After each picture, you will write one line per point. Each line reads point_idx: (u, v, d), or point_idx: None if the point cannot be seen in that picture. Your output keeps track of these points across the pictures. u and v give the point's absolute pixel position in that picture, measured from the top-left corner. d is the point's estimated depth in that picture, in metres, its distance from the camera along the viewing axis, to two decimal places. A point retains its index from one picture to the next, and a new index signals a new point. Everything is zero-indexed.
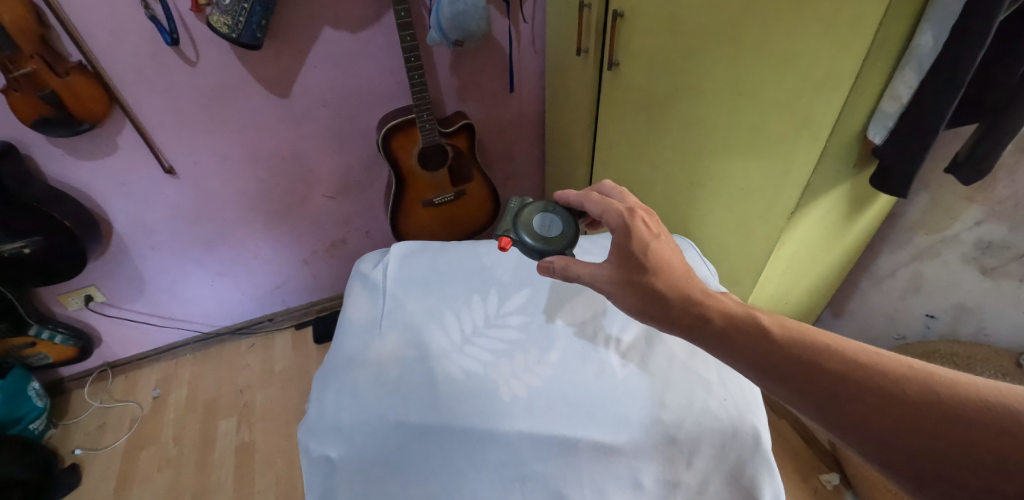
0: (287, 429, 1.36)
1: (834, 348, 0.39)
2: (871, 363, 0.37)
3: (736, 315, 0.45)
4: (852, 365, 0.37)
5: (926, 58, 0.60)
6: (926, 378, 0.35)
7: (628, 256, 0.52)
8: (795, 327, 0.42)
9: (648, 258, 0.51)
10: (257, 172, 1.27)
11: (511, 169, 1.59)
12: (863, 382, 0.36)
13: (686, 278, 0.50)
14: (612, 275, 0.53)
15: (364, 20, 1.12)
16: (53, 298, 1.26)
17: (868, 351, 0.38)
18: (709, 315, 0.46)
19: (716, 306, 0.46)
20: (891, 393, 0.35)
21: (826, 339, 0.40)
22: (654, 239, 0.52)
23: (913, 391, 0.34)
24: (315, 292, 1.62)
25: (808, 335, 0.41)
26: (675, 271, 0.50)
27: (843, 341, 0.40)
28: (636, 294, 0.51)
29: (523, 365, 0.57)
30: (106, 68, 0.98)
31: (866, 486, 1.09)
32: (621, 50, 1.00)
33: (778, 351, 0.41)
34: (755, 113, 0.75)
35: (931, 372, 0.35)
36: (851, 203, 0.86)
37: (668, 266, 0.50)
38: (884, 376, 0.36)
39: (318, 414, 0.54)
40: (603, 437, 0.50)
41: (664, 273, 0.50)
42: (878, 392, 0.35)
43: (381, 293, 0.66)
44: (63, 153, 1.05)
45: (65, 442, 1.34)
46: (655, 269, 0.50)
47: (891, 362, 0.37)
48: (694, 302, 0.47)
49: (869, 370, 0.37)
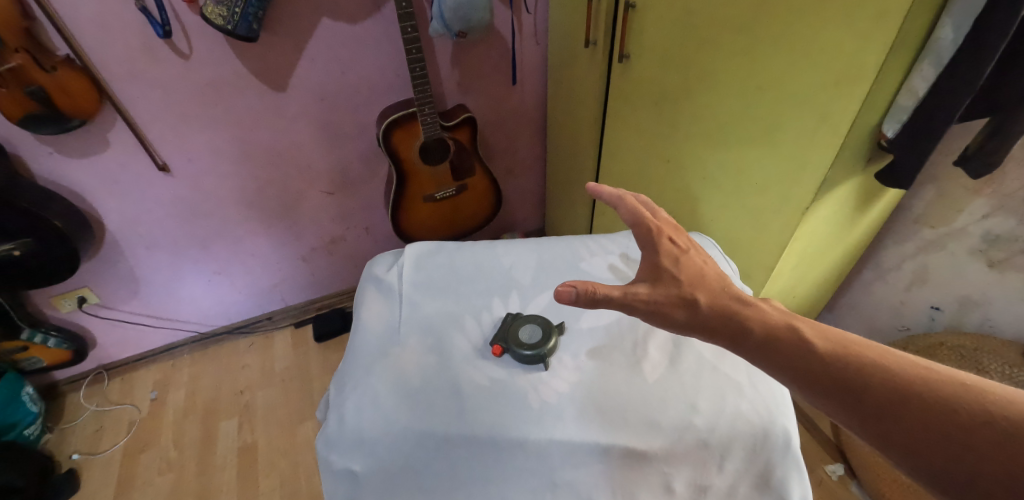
0: (290, 429, 1.34)
1: (885, 361, 0.36)
2: (916, 378, 0.34)
3: (774, 324, 0.42)
4: (898, 383, 0.34)
5: (946, 51, 0.59)
6: (978, 395, 0.32)
7: (659, 271, 0.50)
8: (838, 338, 0.39)
9: (677, 274, 0.49)
10: (253, 168, 1.23)
11: (512, 161, 1.57)
12: (909, 400, 0.33)
13: (721, 289, 0.47)
14: (651, 294, 0.48)
15: (364, 12, 1.09)
16: (45, 300, 1.23)
17: (918, 365, 0.35)
18: (746, 325, 0.42)
19: (755, 313, 0.43)
20: (941, 413, 0.32)
21: (872, 352, 0.37)
22: (682, 254, 0.51)
23: (964, 410, 0.31)
24: (313, 290, 1.60)
25: (855, 347, 0.38)
26: (709, 282, 0.48)
27: (888, 353, 0.37)
28: (670, 313, 0.47)
29: (550, 369, 0.56)
30: (95, 62, 0.94)
31: (870, 477, 1.10)
32: (631, 41, 0.98)
33: (820, 363, 0.38)
34: (770, 106, 0.74)
35: (985, 390, 0.32)
36: (863, 196, 0.85)
37: (700, 276, 0.48)
38: (932, 393, 0.33)
39: (338, 424, 0.52)
40: (635, 443, 0.50)
41: (696, 283, 0.48)
42: (925, 408, 0.33)
43: (396, 296, 0.64)
44: (52, 150, 1.01)
45: (62, 446, 1.31)
46: (691, 284, 0.48)
47: (938, 378, 0.34)
48: (724, 310, 0.44)
49: (916, 385, 0.34)
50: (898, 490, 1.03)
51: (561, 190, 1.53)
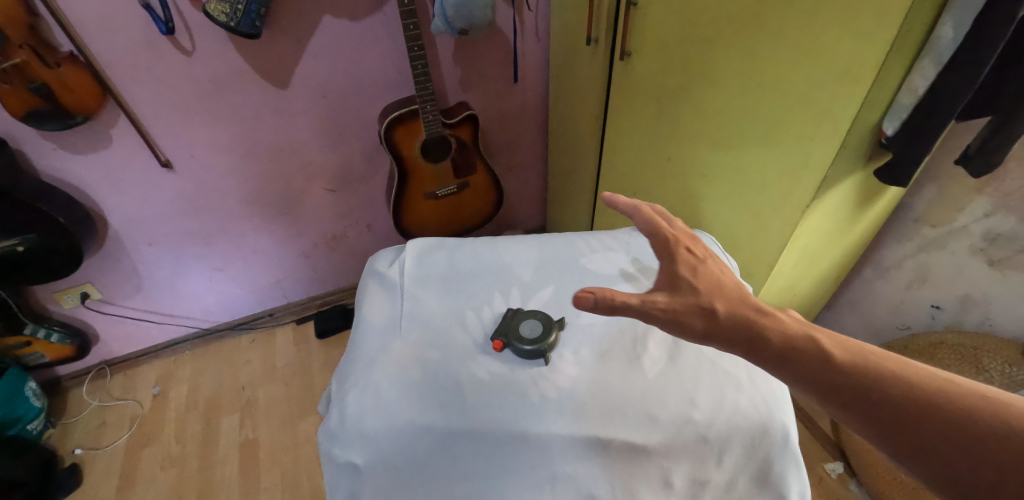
0: (292, 425, 1.34)
1: (916, 379, 0.34)
2: (940, 390, 0.33)
3: (791, 332, 0.40)
4: (920, 393, 0.33)
5: (946, 50, 0.59)
6: (1005, 408, 0.31)
7: (676, 279, 0.49)
8: (858, 348, 0.38)
9: (694, 282, 0.48)
10: (255, 165, 1.24)
11: (513, 159, 1.57)
12: (932, 412, 0.32)
13: (738, 297, 0.46)
14: (668, 302, 0.47)
15: (366, 9, 1.09)
16: (48, 295, 1.24)
17: (942, 377, 0.34)
18: (764, 332, 0.41)
19: (772, 321, 0.42)
20: (967, 425, 0.31)
21: (893, 363, 0.36)
22: (700, 263, 0.50)
23: (990, 424, 0.30)
24: (315, 286, 1.60)
25: (876, 358, 0.37)
26: (726, 290, 0.46)
27: (909, 365, 0.36)
28: (685, 319, 0.45)
29: (550, 364, 0.56)
30: (98, 58, 0.94)
31: (870, 477, 1.10)
32: (633, 39, 0.98)
33: (839, 371, 0.37)
34: (772, 103, 0.74)
35: (1012, 404, 0.31)
36: (864, 195, 0.85)
37: (717, 285, 0.47)
38: (957, 406, 0.32)
39: (339, 418, 0.53)
40: (635, 437, 0.50)
41: (712, 290, 0.47)
42: (949, 420, 0.31)
43: (397, 291, 0.65)
44: (55, 146, 1.01)
45: (65, 441, 1.31)
46: (708, 291, 0.47)
47: (962, 391, 0.33)
48: (741, 320, 0.43)
49: (939, 396, 0.33)
50: (899, 488, 1.04)
51: (562, 188, 1.54)
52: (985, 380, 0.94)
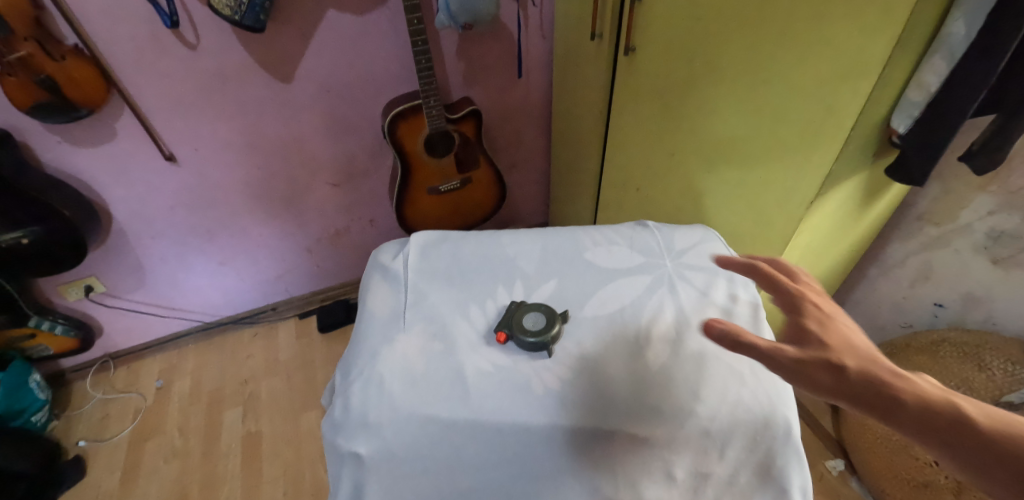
0: (294, 418, 1.35)
1: None
2: None
3: (942, 399, 0.34)
4: None
5: (959, 45, 0.58)
6: None
7: (801, 332, 0.44)
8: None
9: (825, 338, 0.42)
10: (259, 159, 1.24)
11: (517, 155, 1.57)
12: None
13: (872, 357, 0.40)
14: (796, 353, 0.42)
15: (370, 3, 1.09)
16: (53, 288, 1.24)
17: None
18: (902, 395, 0.35)
19: (914, 386, 0.36)
20: None
21: None
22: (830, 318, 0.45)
23: None
24: (318, 281, 1.61)
25: None
26: (859, 349, 0.41)
27: None
28: (813, 373, 0.40)
29: (554, 356, 0.56)
30: (102, 51, 0.94)
31: (873, 475, 1.09)
32: (637, 34, 0.97)
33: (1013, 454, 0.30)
34: (776, 99, 0.74)
35: None
36: (868, 191, 0.85)
37: (849, 344, 0.42)
38: None
39: (344, 409, 0.53)
40: (638, 428, 0.50)
41: (840, 347, 0.41)
42: None
43: (401, 283, 0.65)
44: (60, 140, 1.02)
45: (69, 433, 1.32)
46: (838, 347, 0.41)
47: None
48: (879, 383, 0.37)
49: None
50: (900, 485, 1.02)
51: (566, 184, 1.54)
52: (986, 377, 0.92)
